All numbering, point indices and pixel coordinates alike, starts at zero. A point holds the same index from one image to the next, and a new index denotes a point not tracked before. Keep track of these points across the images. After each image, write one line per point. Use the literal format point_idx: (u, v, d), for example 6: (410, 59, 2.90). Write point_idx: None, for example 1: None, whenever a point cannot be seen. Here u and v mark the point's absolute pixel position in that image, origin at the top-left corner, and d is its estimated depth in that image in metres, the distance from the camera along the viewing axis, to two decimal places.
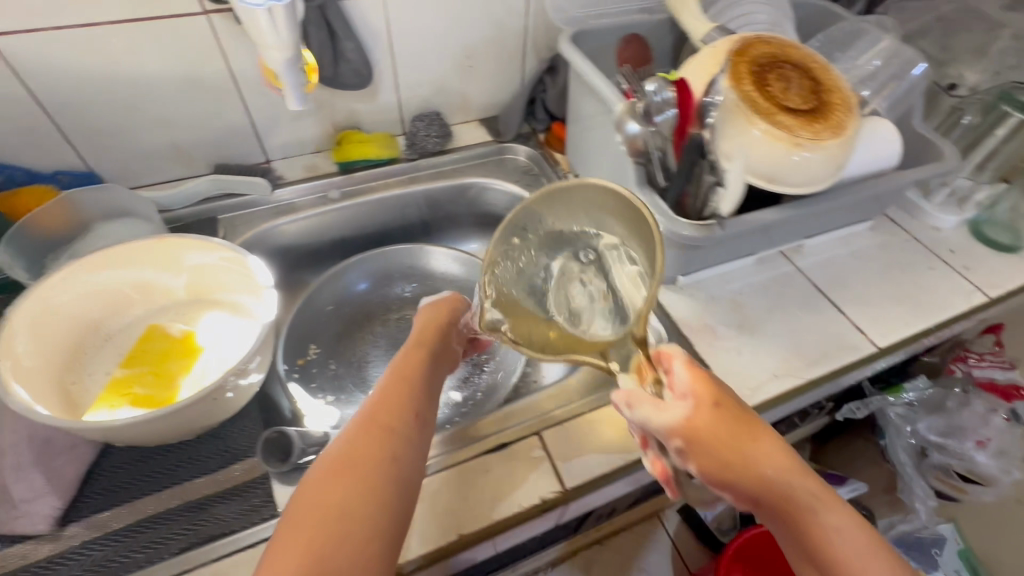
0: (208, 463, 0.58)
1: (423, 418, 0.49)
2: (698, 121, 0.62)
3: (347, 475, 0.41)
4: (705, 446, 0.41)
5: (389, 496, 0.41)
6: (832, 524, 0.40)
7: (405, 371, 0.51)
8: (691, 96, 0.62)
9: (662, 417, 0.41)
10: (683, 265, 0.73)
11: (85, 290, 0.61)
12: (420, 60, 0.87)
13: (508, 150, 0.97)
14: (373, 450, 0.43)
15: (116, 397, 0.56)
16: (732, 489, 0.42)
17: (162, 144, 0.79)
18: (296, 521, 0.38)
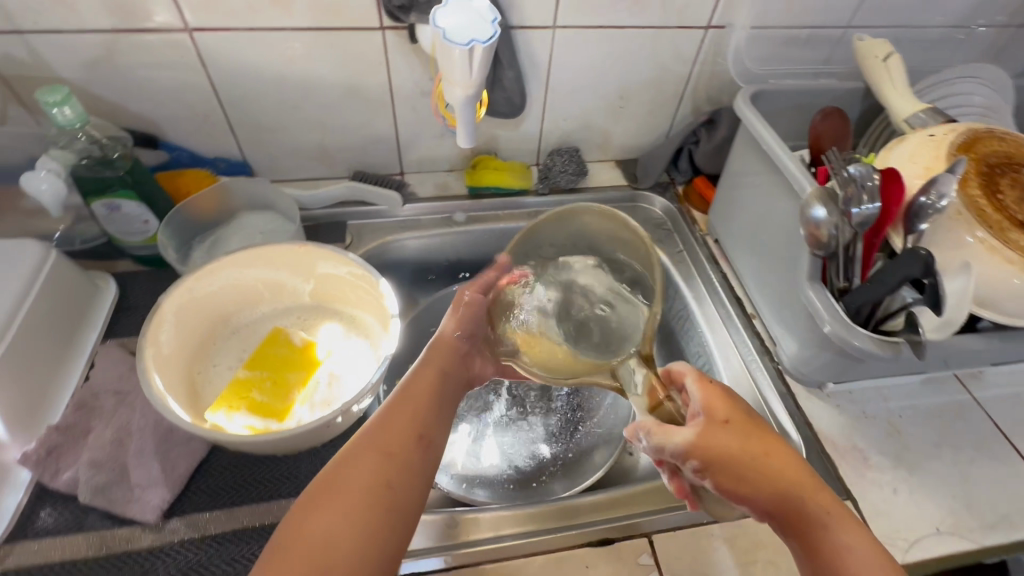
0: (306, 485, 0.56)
1: (429, 438, 0.46)
2: (903, 221, 0.55)
3: (338, 510, 0.39)
4: (720, 464, 0.45)
5: (379, 530, 0.39)
6: (846, 543, 0.41)
7: (438, 365, 0.52)
8: (901, 191, 0.54)
9: (670, 437, 0.46)
10: (838, 372, 0.64)
11: (226, 284, 0.63)
12: (573, 94, 0.83)
13: (642, 199, 0.91)
14: (400, 434, 0.45)
15: (236, 399, 0.57)
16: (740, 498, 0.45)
17: (312, 145, 0.81)
18: (320, 495, 0.40)
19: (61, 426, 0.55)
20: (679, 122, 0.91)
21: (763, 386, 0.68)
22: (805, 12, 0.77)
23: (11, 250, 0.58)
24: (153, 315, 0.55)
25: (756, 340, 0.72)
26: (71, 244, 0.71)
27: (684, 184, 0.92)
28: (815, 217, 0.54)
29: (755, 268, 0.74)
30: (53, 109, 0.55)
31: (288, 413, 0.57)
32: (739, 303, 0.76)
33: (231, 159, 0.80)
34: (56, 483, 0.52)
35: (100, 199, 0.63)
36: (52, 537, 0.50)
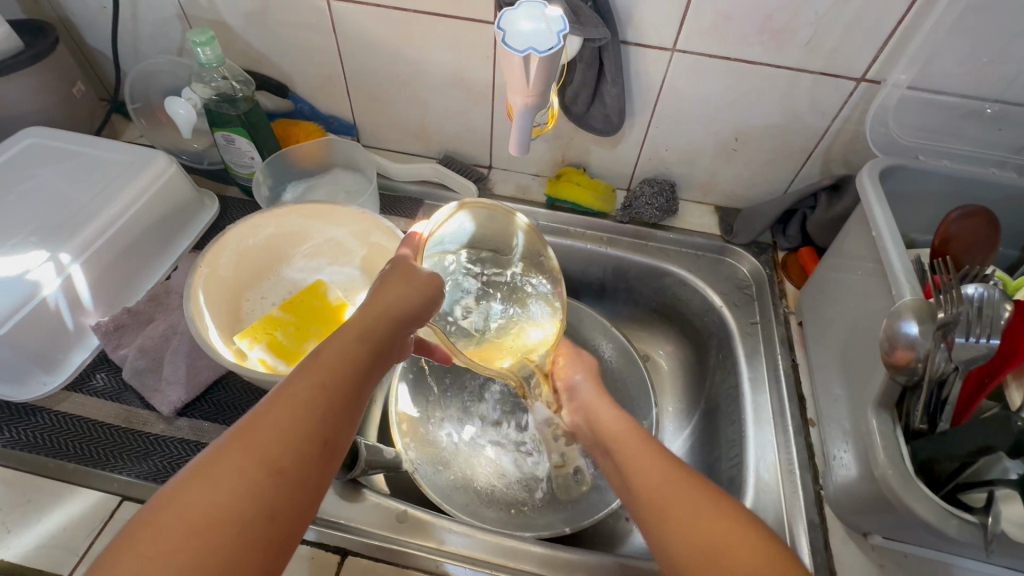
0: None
1: (334, 440, 0.39)
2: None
3: (205, 535, 0.32)
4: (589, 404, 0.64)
5: (262, 555, 0.33)
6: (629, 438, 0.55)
7: (344, 358, 0.43)
8: None
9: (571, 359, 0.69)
10: (890, 528, 0.51)
11: (291, 229, 0.69)
12: (681, 126, 0.76)
13: (731, 254, 0.81)
14: (296, 430, 0.37)
15: (261, 332, 0.62)
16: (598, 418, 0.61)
17: (413, 122, 0.86)
18: (177, 520, 0.32)
19: (133, 310, 0.65)
20: (800, 181, 0.79)
21: (791, 505, 0.58)
22: (1000, 84, 0.62)
23: (143, 157, 0.70)
24: (218, 239, 0.62)
25: (803, 450, 0.61)
26: (200, 163, 0.83)
27: (786, 251, 0.80)
28: (907, 334, 0.43)
29: (831, 369, 0.62)
30: (197, 48, 0.65)
31: (298, 359, 0.62)
32: (800, 402, 0.65)
33: (343, 120, 0.88)
34: (112, 354, 0.62)
35: (221, 130, 0.73)
36: (96, 397, 0.60)
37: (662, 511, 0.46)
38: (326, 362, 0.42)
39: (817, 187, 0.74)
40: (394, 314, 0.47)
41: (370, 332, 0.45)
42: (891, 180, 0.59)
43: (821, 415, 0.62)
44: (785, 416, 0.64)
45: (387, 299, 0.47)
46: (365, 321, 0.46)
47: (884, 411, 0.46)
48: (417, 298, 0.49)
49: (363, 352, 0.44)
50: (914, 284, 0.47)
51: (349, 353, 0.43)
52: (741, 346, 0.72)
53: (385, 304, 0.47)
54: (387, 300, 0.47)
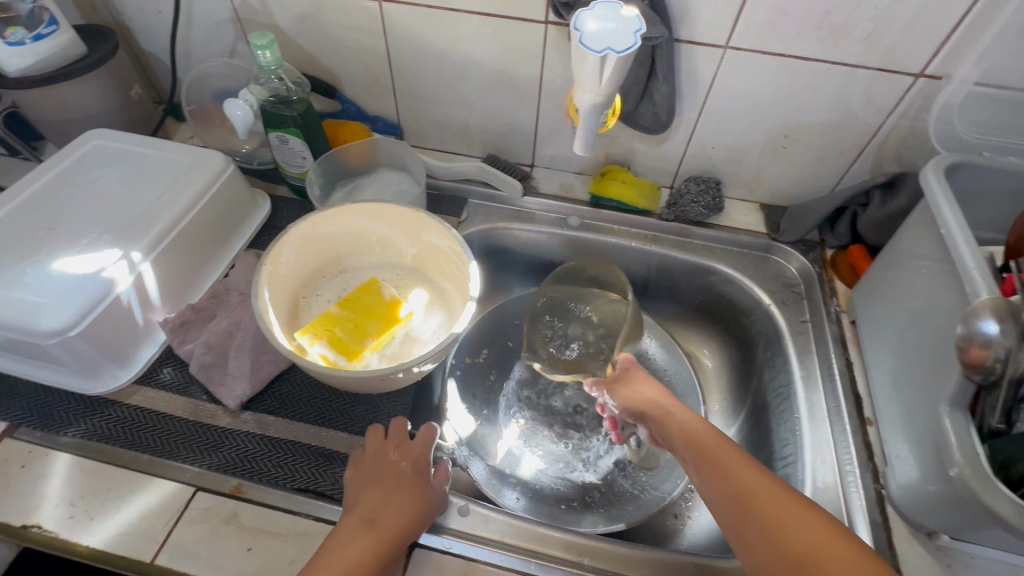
0: (351, 423, 0.62)
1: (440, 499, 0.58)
2: None
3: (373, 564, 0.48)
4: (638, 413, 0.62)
5: None
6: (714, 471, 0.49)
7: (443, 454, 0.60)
8: None
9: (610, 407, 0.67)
10: (960, 528, 0.51)
11: (345, 228, 0.70)
12: (729, 123, 0.76)
13: (777, 253, 0.81)
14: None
15: (321, 329, 0.64)
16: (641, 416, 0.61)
17: (458, 122, 0.87)
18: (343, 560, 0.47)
19: (196, 306, 0.67)
20: (851, 178, 0.78)
21: (852, 504, 0.57)
22: None
23: (203, 158, 0.72)
24: (281, 238, 0.64)
25: (862, 449, 0.61)
26: (251, 163, 0.85)
27: (835, 249, 0.79)
28: (983, 332, 0.44)
29: (889, 368, 0.62)
30: (258, 51, 0.66)
31: (358, 356, 0.63)
32: (856, 401, 0.65)
33: (388, 120, 0.89)
34: (179, 349, 0.64)
35: (276, 131, 0.75)
36: (164, 391, 0.62)
37: (772, 520, 0.44)
38: (356, 553, 0.48)
39: (870, 184, 0.73)
40: (416, 505, 0.54)
41: (402, 520, 0.52)
42: (954, 176, 0.58)
43: (879, 414, 0.62)
44: (841, 415, 0.64)
45: (395, 509, 0.52)
46: (381, 517, 0.51)
47: (959, 409, 0.45)
48: (430, 487, 0.56)
49: (397, 540, 0.51)
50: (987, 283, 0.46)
51: (383, 538, 0.50)
52: (791, 345, 0.72)
53: (406, 513, 0.52)
54: (413, 481, 0.55)
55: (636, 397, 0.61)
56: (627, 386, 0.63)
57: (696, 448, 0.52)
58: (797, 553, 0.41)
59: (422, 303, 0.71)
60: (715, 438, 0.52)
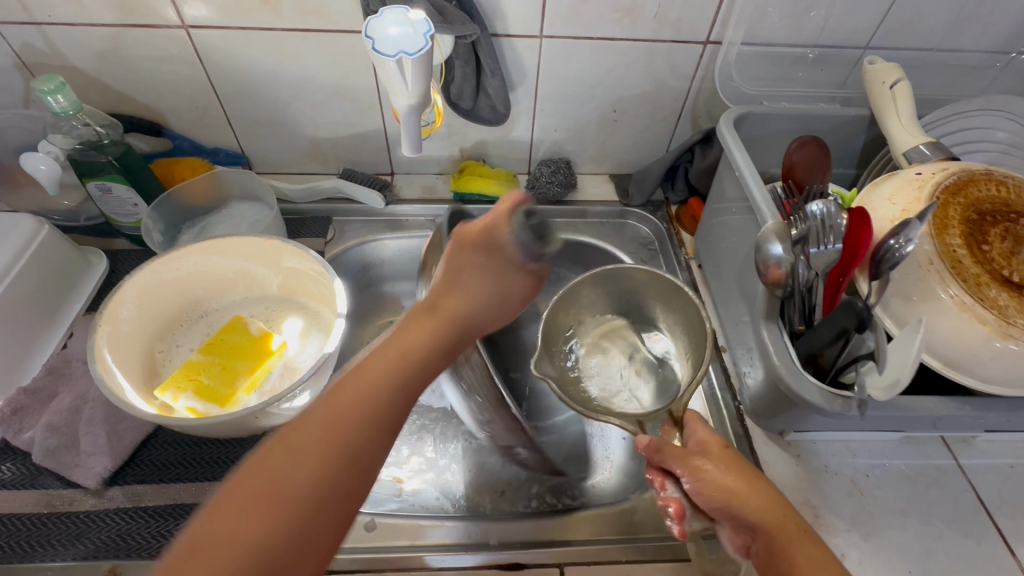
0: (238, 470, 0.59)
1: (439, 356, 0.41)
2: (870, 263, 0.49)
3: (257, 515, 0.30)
4: (706, 473, 0.46)
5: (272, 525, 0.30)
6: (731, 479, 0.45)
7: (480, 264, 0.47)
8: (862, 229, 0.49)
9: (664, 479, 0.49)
10: (797, 422, 0.59)
11: (196, 271, 0.66)
12: (563, 106, 0.81)
13: (631, 216, 0.88)
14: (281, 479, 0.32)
15: (184, 380, 0.60)
16: (705, 493, 0.45)
17: (305, 141, 0.84)
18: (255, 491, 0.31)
19: (31, 388, 0.60)
20: (678, 139, 0.87)
21: (719, 424, 0.65)
22: (814, 31, 0.72)
23: (8, 224, 0.64)
24: (116, 293, 0.59)
25: (721, 375, 0.69)
26: (77, 221, 0.78)
27: (677, 204, 0.88)
28: (773, 254, 0.51)
29: (731, 300, 0.70)
30: (47, 97, 0.60)
31: (231, 400, 0.60)
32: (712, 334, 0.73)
33: (229, 151, 0.85)
34: (17, 440, 0.57)
35: (93, 180, 0.68)
36: (5, 490, 0.55)
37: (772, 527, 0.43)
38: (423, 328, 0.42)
39: (691, 143, 0.82)
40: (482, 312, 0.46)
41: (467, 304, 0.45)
42: (745, 126, 0.67)
43: (730, 342, 0.70)
44: None
45: (470, 293, 0.46)
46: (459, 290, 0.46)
47: (772, 321, 0.53)
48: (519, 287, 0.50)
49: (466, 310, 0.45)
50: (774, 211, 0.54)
51: (448, 321, 0.43)
52: None
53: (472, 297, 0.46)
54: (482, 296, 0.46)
55: (720, 491, 0.44)
56: (701, 472, 0.46)
57: (721, 490, 0.45)
58: None
59: (296, 332, 0.69)
60: (800, 524, 0.42)
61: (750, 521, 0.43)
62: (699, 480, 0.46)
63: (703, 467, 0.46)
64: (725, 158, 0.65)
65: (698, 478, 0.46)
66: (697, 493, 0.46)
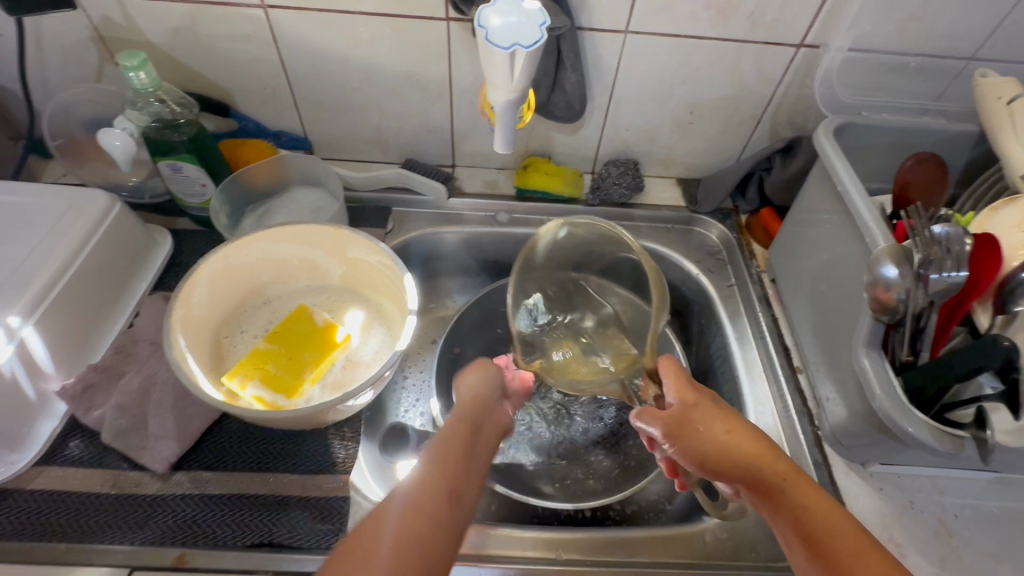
0: (302, 462, 0.58)
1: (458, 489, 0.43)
2: (997, 297, 0.47)
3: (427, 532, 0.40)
4: (682, 432, 0.52)
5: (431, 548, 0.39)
6: (710, 437, 0.50)
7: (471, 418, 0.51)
8: (995, 259, 0.46)
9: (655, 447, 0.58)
10: (885, 454, 0.56)
11: (265, 256, 0.65)
12: (638, 105, 0.78)
13: (699, 223, 0.85)
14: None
15: (252, 368, 0.59)
16: (686, 454, 0.52)
17: (370, 129, 0.83)
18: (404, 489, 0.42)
19: (99, 366, 0.59)
20: (753, 146, 0.84)
21: (795, 449, 0.62)
22: (919, 39, 0.68)
23: (83, 199, 0.64)
24: (190, 275, 0.58)
25: (796, 397, 0.66)
26: (142, 197, 0.77)
27: (748, 213, 0.84)
28: (886, 276, 0.48)
29: (810, 318, 0.67)
30: (130, 73, 0.59)
31: (297, 391, 0.59)
32: (786, 353, 0.70)
33: (293, 135, 0.83)
34: (86, 418, 0.57)
35: (165, 159, 0.67)
36: (74, 467, 0.55)
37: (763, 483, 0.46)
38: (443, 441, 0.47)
39: (770, 150, 0.78)
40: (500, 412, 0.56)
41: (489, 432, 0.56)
42: (841, 136, 0.63)
43: (808, 363, 0.67)
44: (773, 368, 0.69)
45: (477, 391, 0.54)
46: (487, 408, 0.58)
47: (875, 348, 0.50)
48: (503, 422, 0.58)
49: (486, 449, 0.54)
50: (884, 230, 0.51)
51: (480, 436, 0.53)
52: (723, 309, 0.76)
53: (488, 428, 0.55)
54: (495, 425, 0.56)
55: (698, 449, 0.51)
56: (683, 429, 0.52)
57: (703, 454, 0.50)
58: (800, 530, 0.42)
59: (359, 325, 0.69)
60: (781, 463, 0.47)
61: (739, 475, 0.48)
62: (678, 440, 0.52)
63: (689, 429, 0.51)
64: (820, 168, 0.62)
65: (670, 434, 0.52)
66: (679, 454, 0.52)
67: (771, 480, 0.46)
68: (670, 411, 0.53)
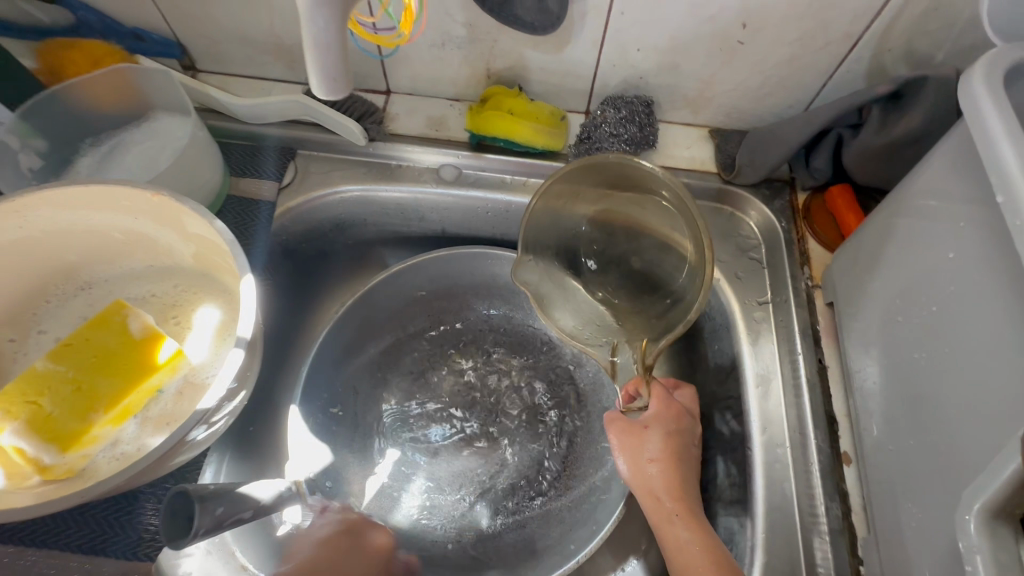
0: (74, 534, 0.41)
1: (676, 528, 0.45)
2: None
3: None
4: (641, 428, 0.49)
5: None
6: (643, 453, 0.48)
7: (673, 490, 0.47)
8: None
9: (622, 437, 0.49)
10: None
11: (55, 226, 0.45)
12: (662, 10, 0.49)
13: (730, 201, 0.58)
14: None
15: (17, 403, 0.40)
16: (666, 481, 0.47)
17: (259, 31, 0.57)
18: None
19: None
20: (838, 85, 0.54)
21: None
22: None
23: None
24: None
25: (830, 499, 0.44)
26: None
27: (810, 191, 0.56)
28: None
29: (880, 386, 0.42)
30: None
31: (84, 438, 0.41)
32: (829, 426, 0.46)
33: (157, 36, 0.59)
34: None
35: None
36: None
37: (664, 507, 0.46)
38: None
39: (865, 98, 0.48)
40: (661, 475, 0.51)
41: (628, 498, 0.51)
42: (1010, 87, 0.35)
43: (863, 453, 0.43)
44: (807, 447, 0.46)
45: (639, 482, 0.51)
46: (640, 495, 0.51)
47: (1002, 523, 0.27)
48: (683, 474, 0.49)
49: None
50: None
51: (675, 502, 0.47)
52: (747, 342, 0.51)
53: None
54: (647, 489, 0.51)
55: (630, 461, 0.49)
56: (632, 449, 0.49)
57: (646, 494, 0.47)
58: (656, 516, 0.46)
59: (209, 330, 0.48)
60: (671, 504, 0.47)
61: (649, 502, 0.47)
62: (632, 439, 0.49)
63: (619, 426, 0.50)
64: (976, 145, 0.32)
65: (634, 436, 0.49)
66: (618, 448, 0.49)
67: (664, 512, 0.46)
68: (634, 419, 0.50)
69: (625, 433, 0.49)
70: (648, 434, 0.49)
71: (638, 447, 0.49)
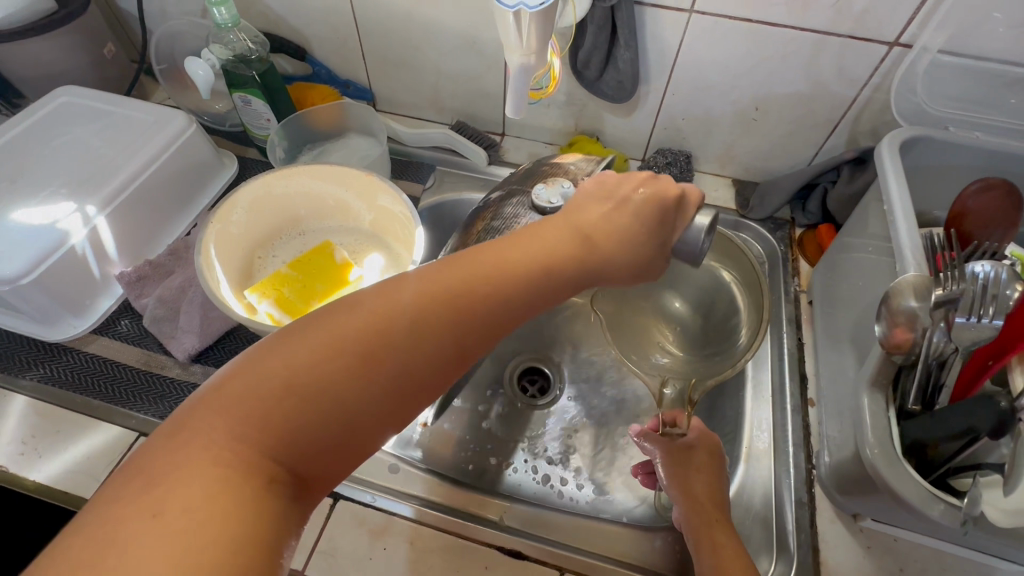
0: None
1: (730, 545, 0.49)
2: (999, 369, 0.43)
3: None
4: (687, 450, 0.54)
5: None
6: (691, 475, 0.53)
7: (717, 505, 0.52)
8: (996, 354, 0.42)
9: (672, 456, 0.54)
10: (878, 509, 0.51)
11: (301, 190, 0.71)
12: (700, 94, 0.73)
13: (743, 229, 0.78)
14: None
15: (270, 288, 0.65)
16: (709, 498, 0.51)
17: (427, 88, 0.85)
18: None
19: (155, 262, 0.68)
20: (826, 153, 0.75)
21: (782, 480, 0.58)
22: None
23: (165, 118, 0.72)
24: (230, 197, 0.65)
25: (799, 429, 0.60)
26: (222, 124, 0.86)
27: (804, 227, 0.77)
28: (905, 312, 0.43)
29: (836, 347, 0.60)
30: (213, 9, 0.68)
31: (303, 315, 0.64)
32: (802, 381, 0.64)
33: (359, 85, 0.89)
34: (136, 302, 0.66)
35: (238, 92, 0.75)
36: (122, 340, 0.65)
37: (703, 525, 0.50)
38: None
39: (839, 160, 0.70)
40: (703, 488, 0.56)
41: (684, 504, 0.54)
42: (912, 152, 0.56)
43: (822, 397, 0.61)
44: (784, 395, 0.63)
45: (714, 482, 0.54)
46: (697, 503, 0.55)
47: (878, 389, 0.45)
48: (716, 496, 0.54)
49: (364, 440, 0.32)
50: (916, 279, 0.43)
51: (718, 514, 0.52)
52: None
53: (420, 286, 0.35)
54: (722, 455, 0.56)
55: (679, 480, 0.53)
56: (681, 466, 0.53)
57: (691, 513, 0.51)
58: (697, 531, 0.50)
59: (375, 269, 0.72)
60: (713, 522, 0.50)
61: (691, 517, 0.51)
62: (675, 458, 0.54)
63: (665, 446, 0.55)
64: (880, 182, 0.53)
65: (679, 456, 0.54)
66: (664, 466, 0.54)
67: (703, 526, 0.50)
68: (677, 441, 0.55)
69: (670, 454, 0.54)
70: (696, 455, 0.54)
71: (684, 465, 0.54)
